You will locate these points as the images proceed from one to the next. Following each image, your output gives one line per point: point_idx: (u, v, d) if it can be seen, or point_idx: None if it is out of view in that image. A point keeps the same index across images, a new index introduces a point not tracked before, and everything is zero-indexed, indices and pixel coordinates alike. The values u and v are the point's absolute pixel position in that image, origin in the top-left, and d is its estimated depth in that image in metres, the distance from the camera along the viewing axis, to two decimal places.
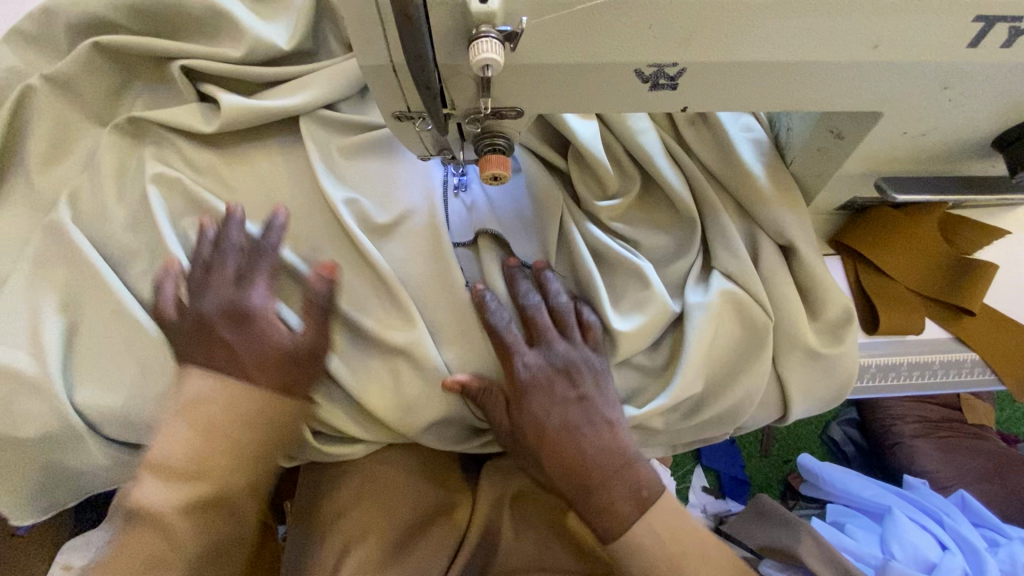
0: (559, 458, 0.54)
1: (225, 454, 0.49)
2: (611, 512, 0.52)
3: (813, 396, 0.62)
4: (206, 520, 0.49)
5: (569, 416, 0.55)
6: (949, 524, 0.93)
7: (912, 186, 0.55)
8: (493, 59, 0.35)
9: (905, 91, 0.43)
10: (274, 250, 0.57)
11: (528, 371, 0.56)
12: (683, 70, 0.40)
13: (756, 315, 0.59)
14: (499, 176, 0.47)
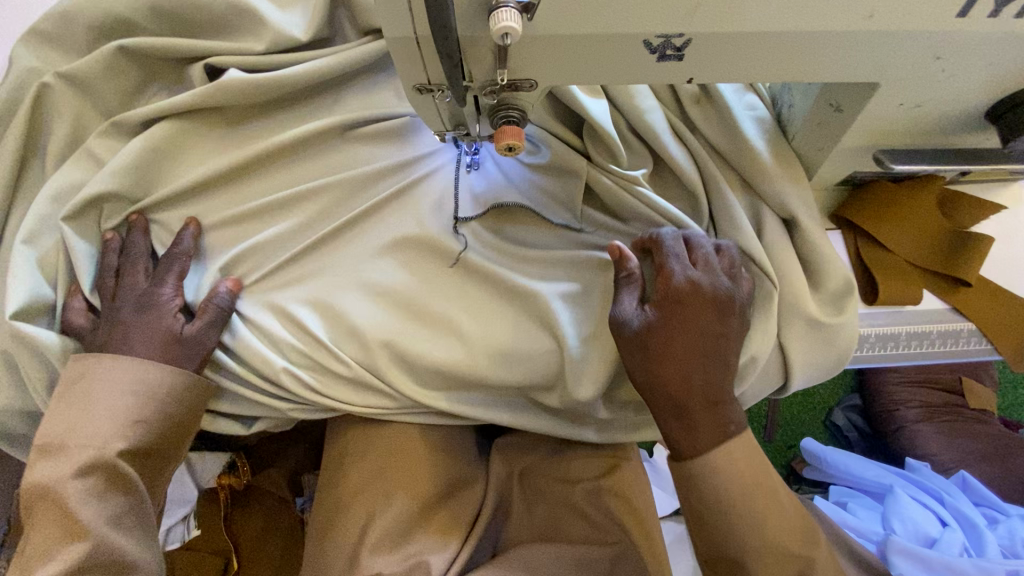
0: (672, 374, 0.55)
1: (123, 424, 0.59)
2: (696, 434, 0.55)
3: (812, 366, 0.64)
4: (103, 485, 0.58)
5: (704, 343, 0.55)
6: (949, 502, 0.96)
7: (910, 158, 0.58)
8: (512, 27, 0.37)
9: (899, 62, 0.46)
10: (187, 252, 0.66)
11: (682, 282, 0.56)
12: (688, 41, 0.43)
13: (763, 284, 0.62)
14: (514, 146, 0.49)
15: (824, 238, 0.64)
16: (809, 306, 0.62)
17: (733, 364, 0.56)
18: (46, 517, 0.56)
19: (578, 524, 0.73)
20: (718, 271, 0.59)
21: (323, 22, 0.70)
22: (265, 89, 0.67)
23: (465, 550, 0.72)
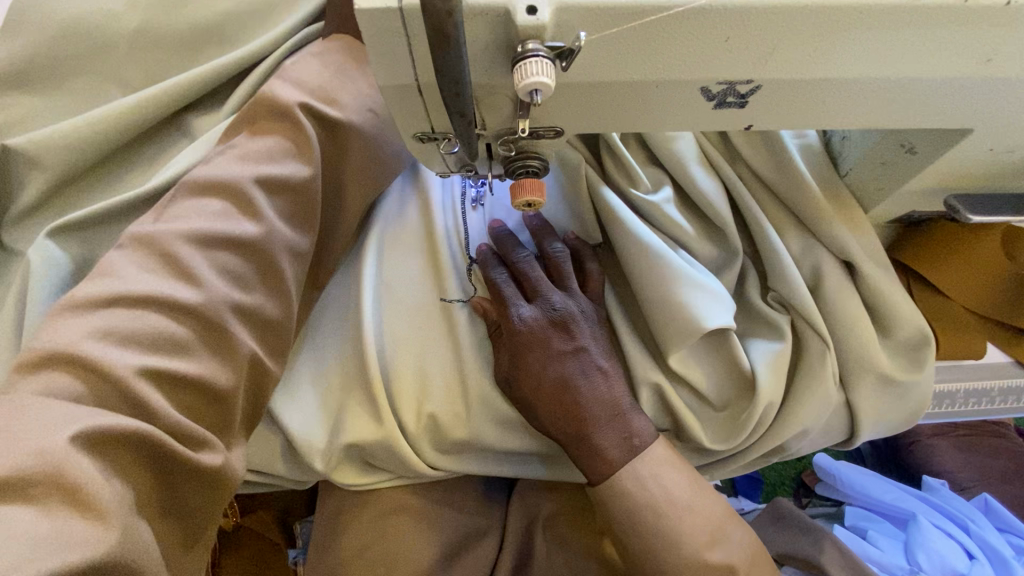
0: (555, 409, 0.50)
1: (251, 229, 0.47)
2: (602, 459, 0.49)
3: (882, 420, 0.59)
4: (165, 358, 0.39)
5: (564, 368, 0.50)
6: (974, 531, 0.83)
7: (987, 204, 0.50)
8: (543, 83, 0.29)
9: (1009, 105, 0.38)
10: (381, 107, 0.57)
11: (525, 322, 0.52)
12: (757, 88, 0.34)
13: (813, 343, 0.55)
14: (533, 202, 0.41)
15: (881, 286, 0.56)
16: (881, 360, 0.56)
17: (608, 371, 0.52)
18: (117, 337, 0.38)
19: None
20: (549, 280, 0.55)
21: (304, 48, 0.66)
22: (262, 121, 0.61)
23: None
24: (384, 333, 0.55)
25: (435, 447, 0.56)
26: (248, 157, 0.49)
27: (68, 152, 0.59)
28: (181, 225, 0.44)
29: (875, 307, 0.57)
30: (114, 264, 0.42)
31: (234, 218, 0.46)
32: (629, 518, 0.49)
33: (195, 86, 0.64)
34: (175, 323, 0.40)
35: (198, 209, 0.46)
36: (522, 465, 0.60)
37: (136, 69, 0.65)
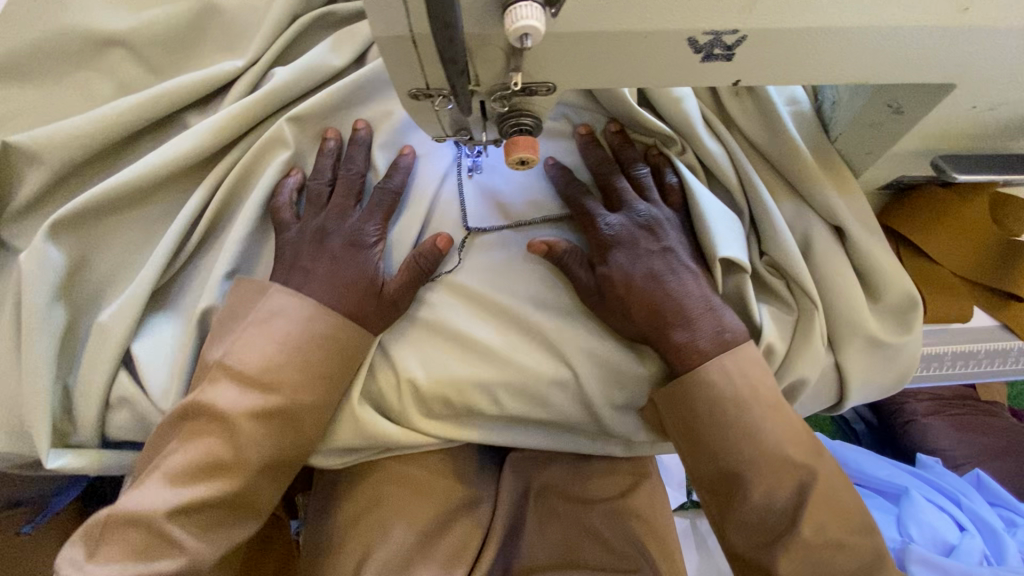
0: (644, 303, 0.52)
1: (294, 370, 0.52)
2: (691, 351, 0.51)
3: (870, 383, 0.60)
4: (208, 464, 0.49)
5: (653, 264, 0.53)
6: (966, 504, 0.84)
7: (972, 165, 0.51)
8: (533, 27, 0.30)
9: (989, 59, 0.39)
10: (395, 189, 0.58)
11: (612, 229, 0.55)
12: (742, 39, 0.36)
13: (799, 305, 0.56)
14: (527, 160, 0.42)
15: (869, 250, 0.57)
16: (869, 321, 0.57)
17: (694, 270, 0.55)
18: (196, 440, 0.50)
19: (595, 546, 0.67)
20: (631, 190, 0.57)
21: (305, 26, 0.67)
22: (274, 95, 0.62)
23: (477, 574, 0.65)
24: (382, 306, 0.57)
25: (431, 409, 0.57)
26: (268, 322, 0.53)
27: (69, 149, 0.60)
28: (236, 401, 0.50)
29: (864, 270, 0.58)
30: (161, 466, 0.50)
31: (253, 396, 0.51)
32: (712, 417, 0.50)
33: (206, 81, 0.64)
34: (210, 454, 0.49)
35: (233, 347, 0.52)
36: (520, 432, 0.61)
37: (133, 54, 0.66)
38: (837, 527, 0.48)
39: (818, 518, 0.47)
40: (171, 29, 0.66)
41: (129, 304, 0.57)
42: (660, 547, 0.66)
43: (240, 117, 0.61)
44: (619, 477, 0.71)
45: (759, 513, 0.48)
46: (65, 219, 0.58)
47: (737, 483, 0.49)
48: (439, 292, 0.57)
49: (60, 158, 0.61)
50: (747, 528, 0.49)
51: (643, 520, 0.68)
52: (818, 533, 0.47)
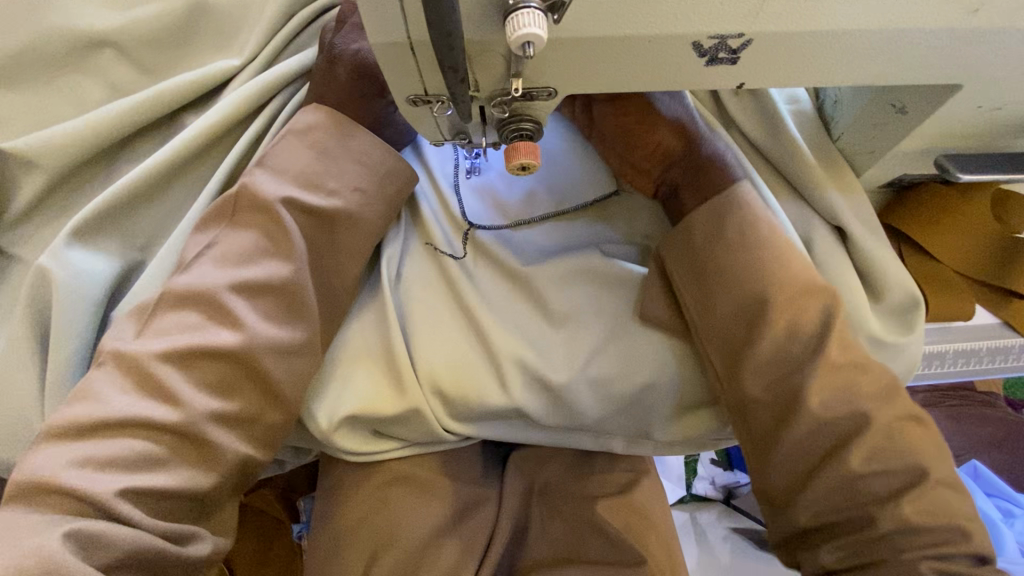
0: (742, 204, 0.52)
1: (287, 303, 0.49)
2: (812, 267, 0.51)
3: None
4: (156, 387, 0.44)
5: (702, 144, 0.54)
6: None
7: (977, 163, 0.50)
8: (535, 34, 0.29)
9: (996, 57, 0.39)
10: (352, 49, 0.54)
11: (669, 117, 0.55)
12: (747, 42, 0.35)
13: None
14: (528, 166, 0.42)
15: (870, 249, 0.57)
16: (870, 319, 0.56)
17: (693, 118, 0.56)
18: (139, 367, 0.44)
19: (596, 543, 0.66)
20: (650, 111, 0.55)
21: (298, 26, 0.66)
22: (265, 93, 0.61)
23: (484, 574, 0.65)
24: (382, 307, 0.57)
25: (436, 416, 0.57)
26: (230, 259, 0.48)
27: (66, 152, 0.59)
28: (194, 332, 0.46)
29: (866, 270, 0.58)
30: (93, 385, 0.44)
31: (213, 327, 0.46)
32: (708, 243, 0.52)
33: (196, 84, 0.63)
34: (156, 380, 0.44)
35: (204, 274, 0.48)
36: (524, 434, 0.61)
37: (125, 54, 0.65)
38: (870, 447, 0.44)
39: (867, 455, 0.44)
40: (159, 31, 0.64)
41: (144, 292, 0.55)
42: (659, 547, 0.66)
43: (242, 112, 0.60)
44: (620, 474, 0.71)
45: (781, 345, 0.48)
46: (90, 217, 0.57)
47: (757, 316, 0.49)
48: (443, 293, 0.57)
49: (56, 160, 0.59)
50: (817, 492, 0.45)
51: (645, 519, 0.68)
52: (836, 435, 0.45)
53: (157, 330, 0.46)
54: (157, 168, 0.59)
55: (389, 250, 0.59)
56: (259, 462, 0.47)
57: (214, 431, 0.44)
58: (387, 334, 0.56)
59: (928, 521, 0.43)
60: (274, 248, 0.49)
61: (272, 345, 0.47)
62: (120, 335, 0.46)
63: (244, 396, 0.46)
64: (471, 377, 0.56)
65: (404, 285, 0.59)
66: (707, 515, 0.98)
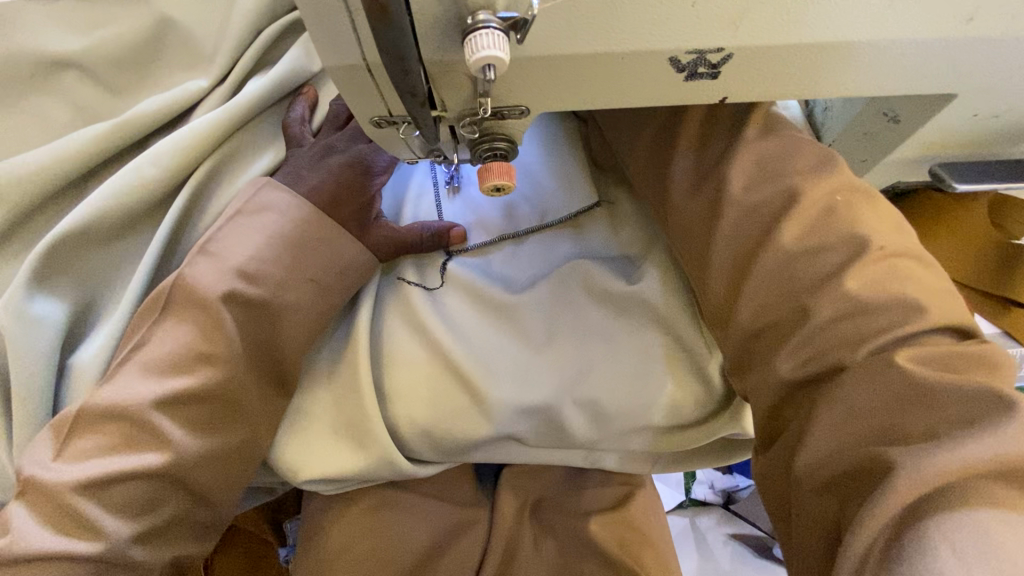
0: None
1: (220, 410, 0.48)
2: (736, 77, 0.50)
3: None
4: (73, 518, 0.43)
5: None
6: None
7: (973, 172, 0.48)
8: (496, 57, 0.27)
9: (990, 66, 0.37)
10: (346, 150, 0.57)
11: None
12: (728, 57, 0.33)
13: None
14: (502, 187, 0.39)
15: None
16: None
17: None
18: (51, 499, 0.43)
19: (590, 560, 0.64)
20: None
21: (269, 41, 0.64)
22: (232, 116, 0.59)
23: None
24: (361, 332, 0.55)
25: (421, 441, 0.55)
26: (156, 366, 0.47)
27: (28, 186, 0.57)
28: (116, 458, 0.45)
29: None
30: (10, 516, 0.43)
31: (137, 449, 0.45)
32: None
33: (162, 108, 0.60)
34: (72, 511, 0.43)
35: (129, 384, 0.46)
36: (513, 458, 0.60)
37: (89, 75, 0.63)
38: (804, 224, 0.42)
39: (801, 233, 0.42)
40: (124, 49, 0.62)
41: (105, 342, 0.53)
42: (656, 566, 0.64)
43: (210, 136, 0.58)
44: (613, 488, 0.69)
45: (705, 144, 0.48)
46: (39, 265, 0.54)
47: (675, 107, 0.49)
48: (426, 317, 0.56)
49: (18, 189, 0.57)
50: (758, 288, 0.42)
51: (640, 536, 0.66)
52: (765, 216, 0.43)
53: (73, 453, 0.45)
54: (120, 205, 0.56)
55: (365, 300, 0.57)
56: (189, 555, 0.49)
57: (136, 551, 0.45)
58: (366, 358, 0.54)
59: (879, 287, 0.38)
60: (206, 347, 0.47)
61: (196, 457, 0.46)
62: (38, 457, 0.45)
63: (169, 507, 0.46)
64: (456, 401, 0.54)
65: (385, 316, 0.57)
66: (706, 520, 0.95)
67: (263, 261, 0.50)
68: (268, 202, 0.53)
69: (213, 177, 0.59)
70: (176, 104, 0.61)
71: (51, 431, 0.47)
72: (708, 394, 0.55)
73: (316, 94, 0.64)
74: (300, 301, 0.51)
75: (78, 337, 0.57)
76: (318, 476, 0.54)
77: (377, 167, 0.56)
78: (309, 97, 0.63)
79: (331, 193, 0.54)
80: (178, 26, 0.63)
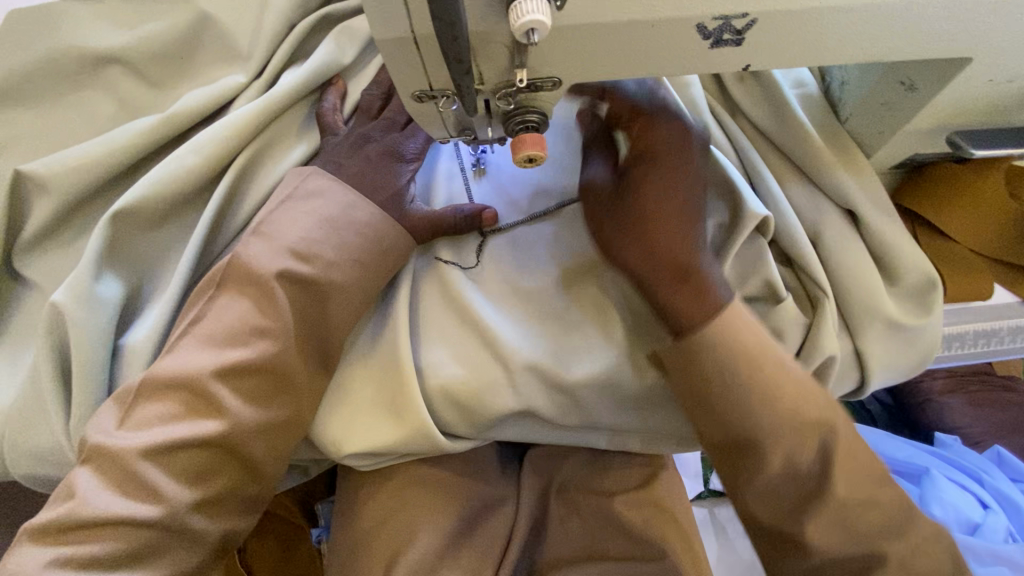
0: (651, 193, 0.49)
1: (268, 383, 0.50)
2: (704, 297, 0.47)
3: (888, 370, 0.58)
4: (140, 484, 0.45)
5: (673, 127, 0.50)
6: (988, 482, 0.78)
7: (989, 140, 0.49)
8: (539, 21, 0.29)
9: (1003, 28, 0.39)
10: (381, 137, 0.59)
11: (596, 182, 0.54)
12: (752, 23, 0.35)
13: (814, 290, 0.56)
14: (535, 158, 0.41)
15: (882, 234, 0.56)
16: (885, 303, 0.55)
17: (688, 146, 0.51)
18: (119, 465, 0.46)
19: (618, 537, 0.66)
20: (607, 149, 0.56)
21: (303, 35, 0.66)
22: (270, 107, 0.62)
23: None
24: (398, 312, 0.57)
25: (454, 415, 0.57)
26: (216, 340, 0.50)
27: (82, 176, 0.60)
28: (175, 428, 0.47)
29: (880, 256, 0.57)
30: (80, 481, 0.46)
31: (198, 418, 0.48)
32: (638, 211, 0.50)
33: (205, 103, 0.63)
34: (138, 478, 0.45)
35: (185, 359, 0.49)
36: (544, 435, 0.62)
37: (135, 72, 0.66)
38: (847, 475, 0.44)
39: (851, 482, 0.44)
40: (168, 46, 0.65)
41: (156, 323, 0.56)
42: (683, 542, 0.65)
43: (251, 126, 0.61)
44: (638, 468, 0.70)
45: (693, 358, 0.46)
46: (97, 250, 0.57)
47: (750, 363, 0.45)
48: (460, 295, 0.58)
49: (69, 180, 0.60)
50: (802, 468, 0.44)
51: (666, 512, 0.67)
52: (798, 491, 0.44)
53: (137, 421, 0.48)
54: (168, 192, 0.59)
55: (403, 279, 0.59)
56: (239, 530, 0.51)
57: (194, 518, 0.47)
58: (401, 335, 0.57)
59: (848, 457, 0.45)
60: (262, 322, 0.50)
61: (251, 428, 0.49)
62: (104, 427, 0.48)
63: (225, 477, 0.49)
64: (490, 375, 0.56)
65: (422, 293, 0.59)
66: (726, 511, 0.94)
67: (305, 239, 0.53)
68: (309, 183, 0.56)
69: (252, 166, 0.62)
70: (217, 98, 0.64)
71: (116, 404, 0.50)
72: None
73: (346, 85, 0.66)
74: (340, 277, 0.53)
75: (130, 318, 0.60)
76: (359, 449, 0.56)
77: (408, 155, 0.59)
78: (340, 87, 0.65)
79: (367, 178, 0.56)
80: (216, 23, 0.66)
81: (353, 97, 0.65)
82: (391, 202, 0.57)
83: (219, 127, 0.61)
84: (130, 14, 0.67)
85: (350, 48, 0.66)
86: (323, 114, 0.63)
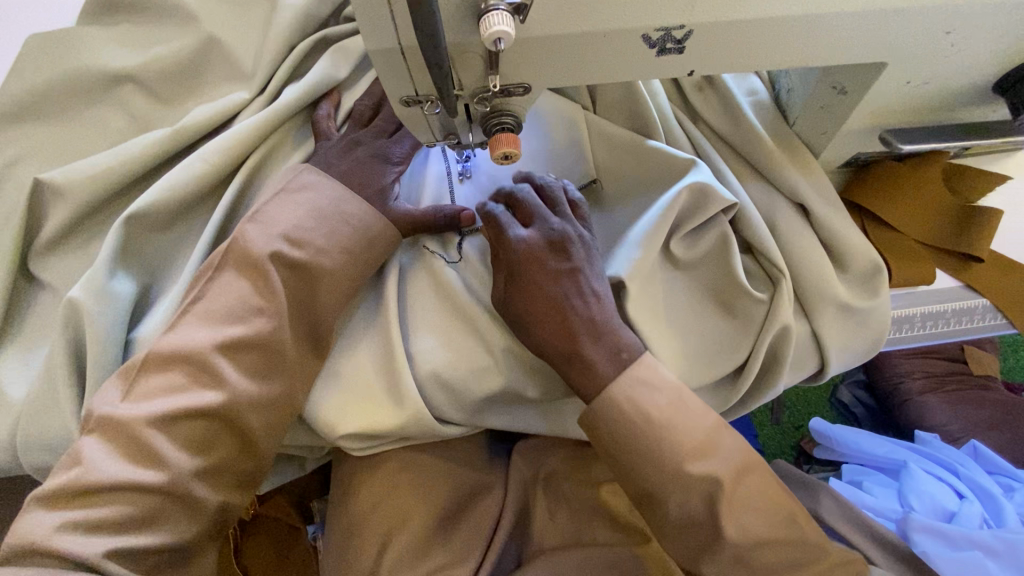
0: (537, 299, 0.55)
1: (266, 362, 0.55)
2: (591, 370, 0.54)
3: (847, 349, 0.62)
4: (141, 450, 0.49)
5: (560, 287, 0.55)
6: (964, 473, 0.78)
7: (916, 135, 0.55)
8: (504, 31, 0.35)
9: (910, 36, 0.45)
10: (370, 142, 0.65)
11: (524, 242, 0.57)
12: (689, 33, 0.41)
13: (773, 274, 0.61)
14: (511, 155, 0.45)
15: (830, 225, 0.61)
16: (836, 285, 0.60)
17: (555, 251, 0.57)
18: (122, 431, 0.49)
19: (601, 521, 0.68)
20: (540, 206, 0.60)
21: (303, 54, 0.72)
22: (271, 118, 0.67)
23: (488, 564, 0.65)
24: (388, 302, 0.62)
25: (444, 399, 0.61)
26: (213, 319, 0.54)
27: (94, 182, 0.65)
28: (172, 398, 0.51)
29: (831, 244, 0.63)
30: (86, 450, 0.49)
31: (197, 389, 0.52)
32: (522, 297, 0.56)
33: (211, 116, 0.69)
34: (141, 445, 0.49)
35: (184, 335, 0.53)
36: (527, 418, 0.65)
37: (147, 90, 0.72)
38: (738, 513, 0.51)
39: (739, 523, 0.50)
40: (176, 66, 0.71)
41: (166, 317, 0.61)
42: None
43: (253, 135, 0.66)
44: None
45: (526, 283, 0.56)
46: (114, 252, 0.61)
47: (569, 351, 0.54)
48: (452, 286, 0.62)
49: (85, 186, 0.64)
50: (683, 539, 0.52)
51: None
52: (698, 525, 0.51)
53: (140, 393, 0.52)
54: (176, 196, 0.64)
55: (393, 272, 0.64)
56: (235, 502, 0.54)
57: (196, 485, 0.51)
58: (390, 324, 0.61)
59: (667, 420, 0.52)
60: (260, 308, 0.55)
61: (246, 399, 0.53)
62: (107, 398, 0.52)
63: (222, 447, 0.52)
64: (475, 360, 0.60)
65: (413, 287, 0.64)
66: None
67: (301, 235, 0.58)
68: (303, 184, 0.61)
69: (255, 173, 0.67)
70: (222, 111, 0.69)
71: (116, 378, 0.54)
72: (700, 349, 0.62)
73: (339, 98, 0.72)
74: (334, 270, 0.58)
75: (139, 314, 0.64)
76: (353, 430, 0.59)
77: (394, 157, 0.64)
78: (335, 100, 0.71)
79: (355, 178, 0.62)
80: (222, 45, 0.72)
81: (347, 108, 0.71)
82: (380, 201, 0.62)
83: (223, 137, 0.66)
84: (143, 37, 0.73)
85: (345, 64, 0.72)
86: (320, 123, 0.68)
